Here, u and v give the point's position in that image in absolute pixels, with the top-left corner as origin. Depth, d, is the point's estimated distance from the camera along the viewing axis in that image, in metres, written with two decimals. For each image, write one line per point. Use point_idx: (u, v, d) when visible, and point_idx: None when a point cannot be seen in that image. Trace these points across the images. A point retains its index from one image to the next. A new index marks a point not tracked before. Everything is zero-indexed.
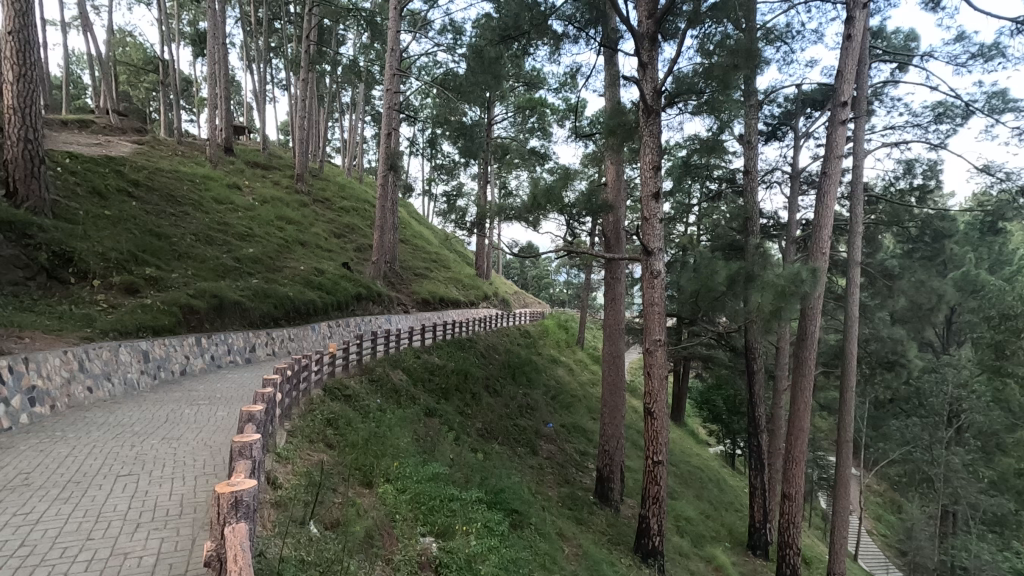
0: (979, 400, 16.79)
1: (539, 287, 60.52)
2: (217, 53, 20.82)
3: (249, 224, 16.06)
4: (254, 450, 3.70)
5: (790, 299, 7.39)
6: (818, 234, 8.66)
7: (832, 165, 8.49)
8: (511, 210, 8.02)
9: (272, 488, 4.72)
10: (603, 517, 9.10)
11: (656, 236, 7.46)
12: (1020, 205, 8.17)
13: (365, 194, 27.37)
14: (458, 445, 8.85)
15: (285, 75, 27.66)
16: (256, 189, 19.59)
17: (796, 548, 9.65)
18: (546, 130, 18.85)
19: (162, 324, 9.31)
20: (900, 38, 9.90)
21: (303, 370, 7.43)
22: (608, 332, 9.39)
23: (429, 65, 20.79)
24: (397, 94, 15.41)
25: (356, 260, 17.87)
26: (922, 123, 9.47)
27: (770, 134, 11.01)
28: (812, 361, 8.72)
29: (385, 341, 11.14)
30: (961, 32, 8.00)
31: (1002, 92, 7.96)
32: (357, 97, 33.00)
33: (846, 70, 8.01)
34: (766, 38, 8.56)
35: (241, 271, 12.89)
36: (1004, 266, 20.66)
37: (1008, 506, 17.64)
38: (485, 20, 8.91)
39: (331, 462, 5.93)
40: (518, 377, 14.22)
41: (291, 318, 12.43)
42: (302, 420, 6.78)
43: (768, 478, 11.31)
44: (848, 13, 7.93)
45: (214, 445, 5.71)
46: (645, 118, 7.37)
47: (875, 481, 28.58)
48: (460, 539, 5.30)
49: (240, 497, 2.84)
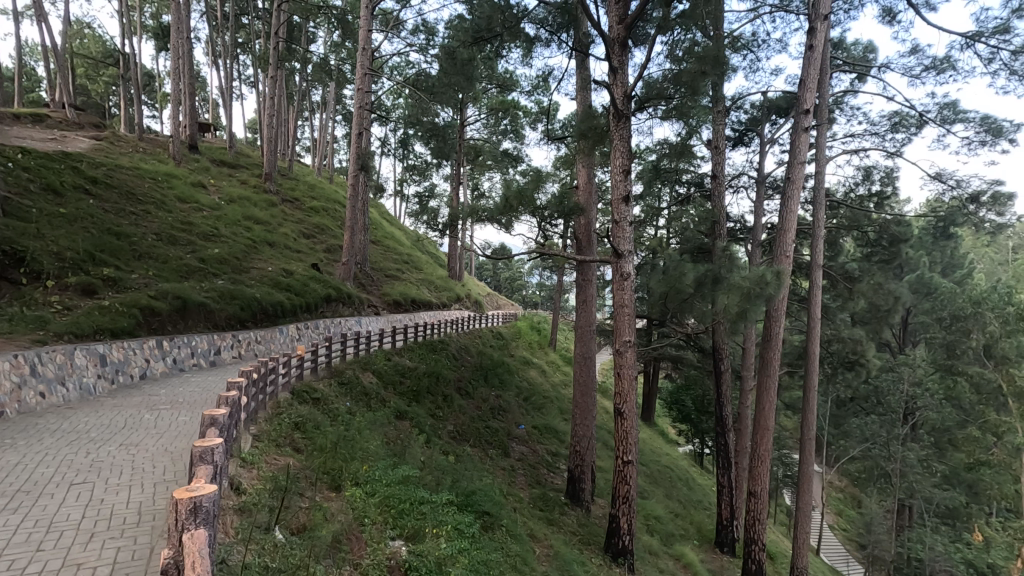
0: (933, 398, 17.44)
1: (513, 288, 60.80)
2: (181, 48, 20.16)
3: (215, 224, 15.66)
4: (216, 455, 3.60)
5: (755, 301, 7.56)
6: (782, 237, 8.89)
7: (796, 170, 8.72)
8: (483, 211, 8.04)
9: (235, 494, 4.61)
10: (574, 517, 9.17)
11: (627, 239, 7.52)
12: (969, 212, 8.54)
13: (335, 194, 26.99)
14: (429, 447, 8.80)
15: (253, 73, 27.07)
16: (222, 188, 19.06)
17: (761, 544, 9.84)
18: (519, 133, 18.94)
19: (122, 326, 9.00)
20: (860, 49, 10.28)
21: (270, 373, 7.28)
22: (580, 334, 9.41)
23: (402, 65, 20.68)
24: (368, 93, 15.20)
25: (326, 261, 17.61)
26: (879, 132, 9.84)
27: (737, 139, 11.28)
28: (777, 360, 8.91)
29: (356, 343, 10.98)
30: (915, 45, 8.33)
31: (953, 104, 8.34)
32: (327, 96, 32.51)
33: (808, 79, 8.26)
34: (733, 46, 8.78)
35: (206, 271, 12.55)
36: (956, 270, 21.56)
37: (960, 500, 18.38)
38: (457, 21, 8.89)
39: (298, 466, 5.84)
40: (491, 378, 14.23)
41: (258, 320, 12.12)
42: (269, 423, 6.65)
43: (735, 475, 11.51)
44: (810, 24, 8.23)
45: (176, 451, 5.54)
46: (616, 121, 7.48)
47: (836, 477, 29.57)
48: (431, 542, 5.26)
49: (199, 502, 2.76)
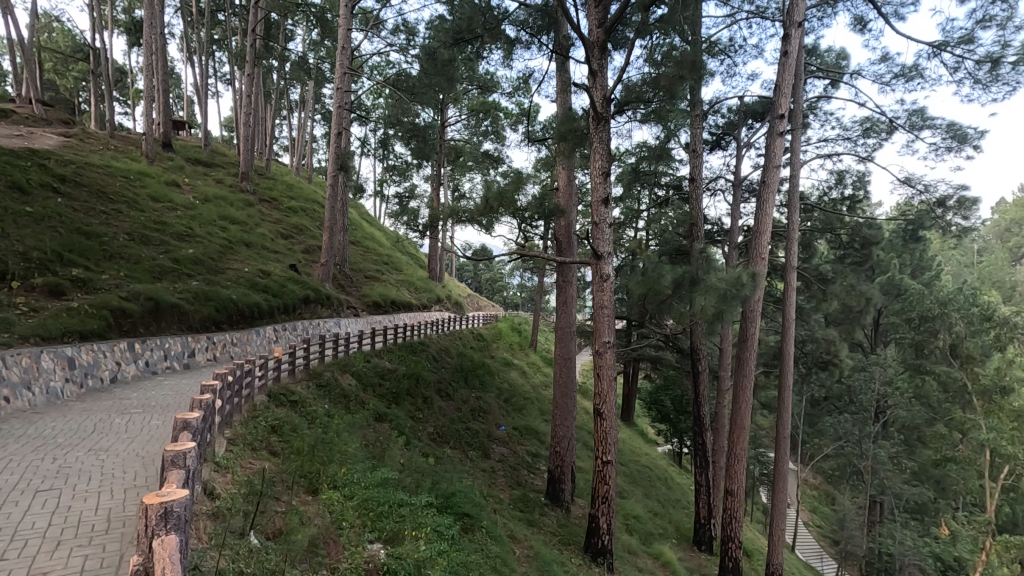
0: (903, 397, 17.92)
1: (493, 290, 60.95)
2: (154, 44, 19.71)
3: (189, 224, 15.33)
4: (188, 459, 3.53)
5: (732, 302, 7.68)
6: (757, 240, 9.04)
7: (770, 174, 8.89)
8: (464, 213, 8.03)
9: (208, 499, 4.53)
10: (554, 517, 9.19)
11: (606, 240, 7.57)
12: (937, 216, 8.81)
13: (314, 193, 26.68)
14: (409, 449, 8.74)
15: (229, 70, 26.66)
16: (196, 187, 18.69)
17: (738, 541, 9.96)
18: (500, 134, 18.97)
19: (92, 328, 8.76)
20: (833, 55, 10.54)
21: (246, 376, 7.16)
22: (560, 335, 9.43)
23: (382, 65, 20.57)
24: (347, 93, 15.06)
25: (304, 262, 17.39)
26: (852, 137, 10.10)
27: (714, 143, 11.47)
28: (753, 361, 9.05)
29: (335, 345, 10.86)
30: (885, 53, 8.58)
31: (921, 110, 8.59)
32: (306, 95, 32.17)
33: (783, 85, 8.43)
34: (710, 51, 8.94)
35: (180, 272, 12.29)
36: (924, 271, 22.22)
37: (928, 496, 18.89)
38: (438, 22, 8.88)
39: (274, 470, 5.76)
40: (471, 380, 14.20)
41: (234, 321, 11.89)
42: (244, 427, 6.53)
43: (713, 474, 11.69)
44: (785, 31, 8.38)
45: (147, 456, 5.42)
46: (595, 125, 7.53)
47: (811, 475, 30.21)
48: (409, 544, 5.21)
49: (169, 508, 2.71)
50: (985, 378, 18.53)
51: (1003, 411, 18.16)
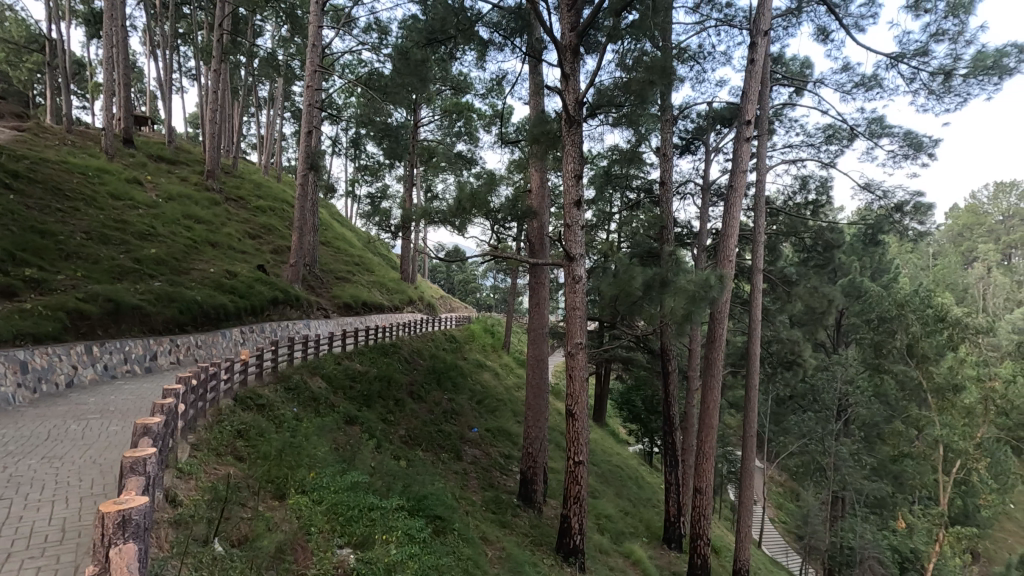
0: (863, 395, 18.53)
1: (466, 291, 60.94)
2: (115, 36, 19.06)
3: (151, 222, 14.86)
4: (147, 466, 3.42)
5: (700, 303, 7.83)
6: (725, 242, 9.23)
7: (738, 178, 9.10)
8: (437, 213, 7.98)
9: (169, 507, 4.39)
10: (526, 519, 9.21)
11: (578, 242, 7.64)
12: (895, 220, 9.18)
13: (283, 193, 26.17)
14: (380, 452, 8.64)
15: (195, 65, 25.95)
16: (159, 185, 18.15)
17: (706, 538, 10.13)
18: (473, 135, 18.96)
19: (46, 331, 8.41)
20: (797, 64, 10.87)
21: (211, 379, 6.97)
22: (532, 336, 9.46)
23: (354, 63, 20.32)
24: (318, 91, 14.82)
25: (272, 262, 17.04)
26: (815, 143, 10.44)
27: (684, 147, 11.70)
28: (721, 361, 9.23)
29: (304, 347, 10.68)
30: (846, 63, 8.89)
31: (880, 119, 8.93)
32: (276, 92, 31.62)
33: (749, 92, 8.63)
34: (680, 57, 9.13)
35: (141, 272, 11.89)
36: (883, 274, 23.11)
37: (887, 490, 19.59)
38: (411, 21, 8.82)
39: (239, 475, 5.62)
40: (444, 382, 14.10)
41: (198, 324, 11.56)
42: (209, 431, 6.35)
43: (682, 472, 11.88)
44: (751, 39, 8.60)
45: (105, 463, 5.22)
46: (568, 127, 7.59)
47: (776, 472, 31.02)
48: (380, 548, 5.16)
49: (128, 515, 2.63)
50: (939, 376, 18.67)
51: (955, 408, 18.47)
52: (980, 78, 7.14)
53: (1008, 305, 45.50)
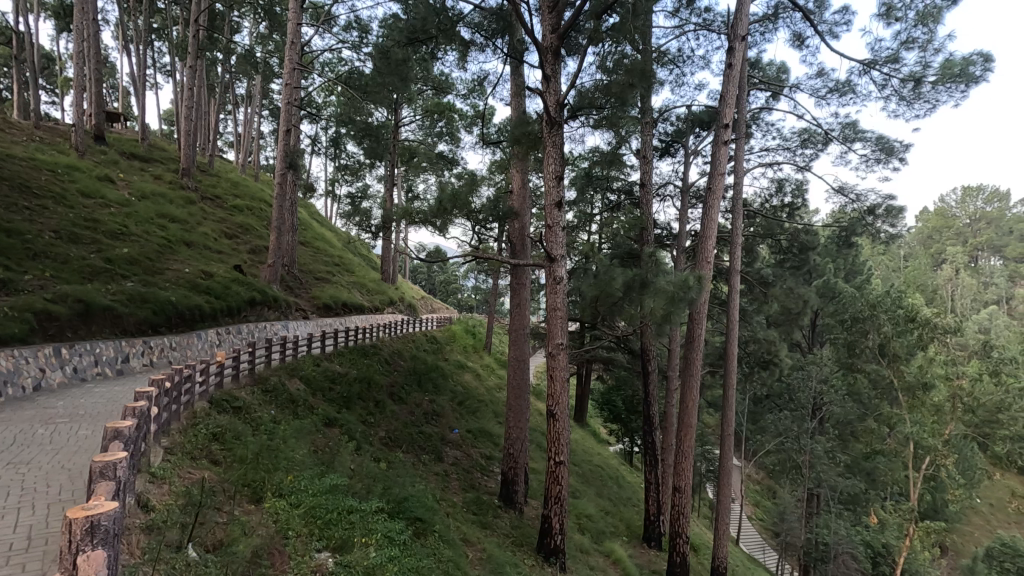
0: (837, 394, 18.94)
1: (448, 292, 60.77)
2: (87, 30, 18.57)
3: (124, 221, 14.52)
4: (118, 470, 3.35)
5: (679, 304, 7.92)
6: (704, 244, 9.35)
7: (716, 181, 9.22)
8: (418, 214, 7.93)
9: (141, 512, 4.30)
10: (507, 519, 9.21)
11: (559, 243, 7.66)
12: (867, 223, 9.38)
13: (261, 192, 25.77)
14: (360, 454, 8.56)
15: (170, 61, 25.44)
16: (132, 183, 17.74)
17: (685, 536, 10.23)
18: (455, 135, 18.92)
19: (12, 333, 8.16)
20: (774, 69, 11.07)
21: (185, 381, 6.83)
22: (514, 337, 9.44)
23: (334, 61, 20.09)
24: (297, 89, 14.63)
25: (250, 262, 16.77)
26: (791, 147, 10.64)
27: (664, 150, 11.83)
28: (699, 361, 9.33)
29: (282, 348, 10.54)
30: (821, 68, 9.09)
31: (853, 123, 9.14)
32: (253, 89, 31.15)
33: (727, 95, 8.77)
34: (660, 61, 9.25)
35: (113, 273, 11.60)
36: (856, 275, 23.69)
37: (860, 487, 20.04)
38: (392, 19, 8.76)
39: (214, 479, 5.51)
40: (425, 383, 14.01)
41: (173, 325, 11.32)
42: (183, 435, 6.21)
43: (662, 472, 11.99)
44: (729, 44, 8.74)
45: (74, 468, 5.08)
46: (549, 128, 7.61)
47: (754, 470, 31.52)
48: (359, 551, 5.12)
49: (97, 521, 2.57)
50: (909, 375, 18.92)
51: (925, 406, 19.01)
52: (948, 85, 7.35)
53: (974, 306, 46.95)
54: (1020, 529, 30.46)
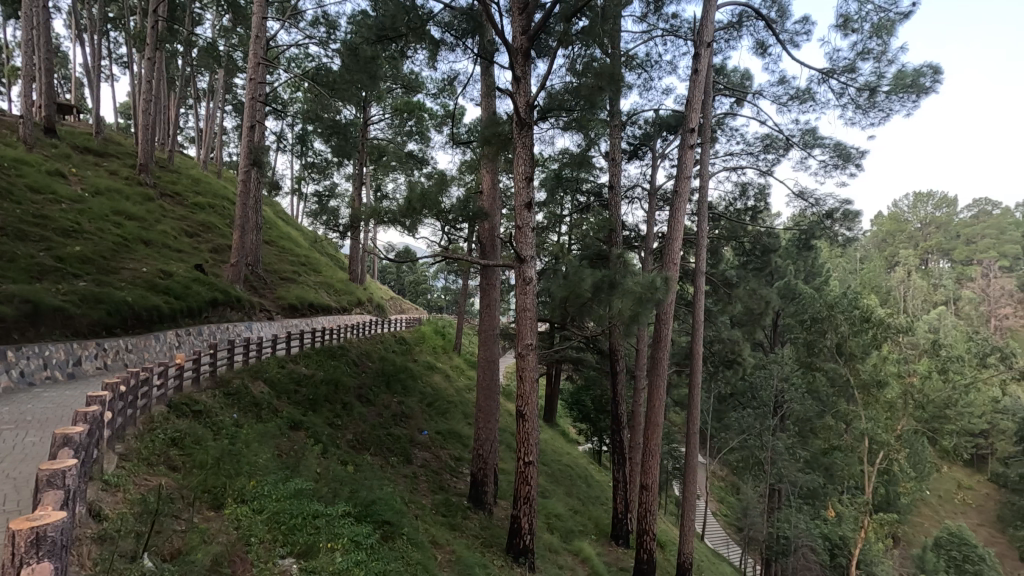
0: (797, 392, 19.55)
1: (417, 292, 60.33)
2: (36, 17, 17.68)
3: (76, 218, 13.90)
4: (67, 478, 3.20)
5: (647, 305, 8.03)
6: (670, 246, 9.51)
7: (682, 183, 9.40)
8: (386, 213, 7.83)
9: (93, 522, 4.12)
10: (477, 520, 9.18)
11: (529, 244, 7.68)
12: (826, 227, 9.70)
13: (223, 189, 25.04)
14: (326, 458, 8.40)
15: (126, 53, 24.50)
16: (85, 178, 17.00)
17: (652, 534, 10.36)
18: (425, 135, 18.78)
19: None
20: (738, 75, 11.36)
21: (142, 385, 6.59)
22: (484, 338, 9.40)
23: (301, 57, 19.70)
24: (262, 84, 14.28)
25: (212, 262, 16.28)
26: (754, 152, 10.94)
27: (632, 153, 12.00)
28: (666, 361, 9.48)
29: (245, 350, 10.25)
30: (782, 76, 9.38)
31: (812, 130, 9.45)
32: (216, 84, 30.27)
33: (693, 100, 8.95)
34: (629, 65, 9.39)
35: (63, 271, 11.08)
36: (815, 277, 24.56)
37: (818, 482, 20.72)
38: (360, 17, 8.64)
39: (172, 486, 5.34)
40: (393, 385, 13.85)
41: (129, 326, 10.90)
42: (139, 440, 5.99)
43: (630, 470, 12.14)
44: (695, 50, 8.92)
45: (19, 477, 4.84)
46: (519, 130, 7.64)
47: (718, 467, 32.27)
48: (324, 557, 5.02)
49: (42, 533, 2.46)
50: (864, 373, 19.67)
51: (879, 402, 19.63)
52: (901, 95, 7.66)
53: (925, 306, 49.14)
54: (966, 519, 32.02)
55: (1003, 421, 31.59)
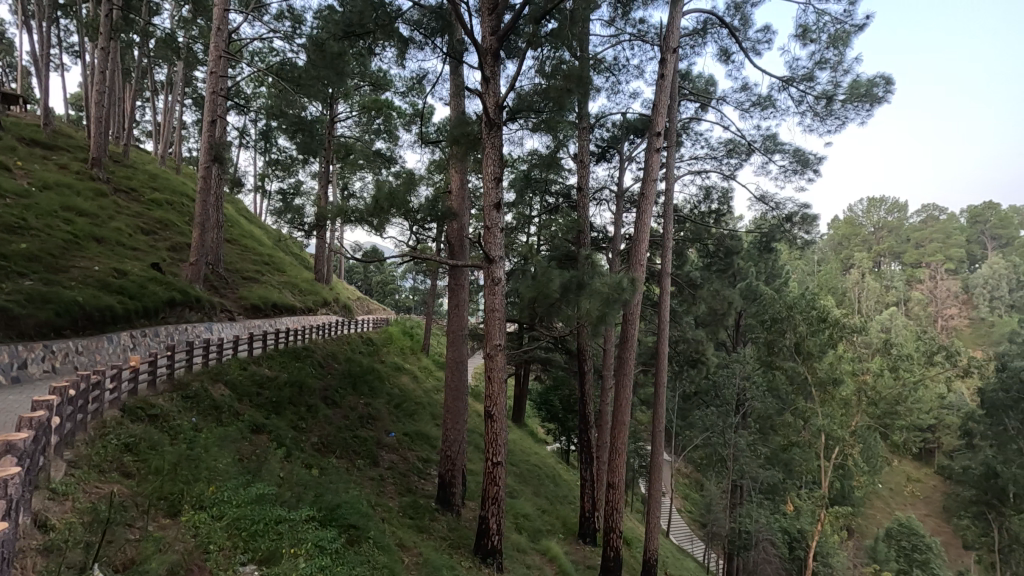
0: (758, 390, 20.13)
1: (384, 293, 59.67)
2: None
3: (21, 214, 13.22)
4: (8, 487, 3.03)
5: (613, 305, 8.14)
6: (636, 248, 9.66)
7: (649, 186, 9.55)
8: (353, 212, 7.70)
9: (39, 533, 3.93)
10: (444, 522, 9.12)
11: (497, 245, 7.68)
12: (786, 229, 9.99)
13: (183, 185, 24.23)
14: (289, 461, 8.21)
15: (78, 42, 23.42)
16: (32, 173, 16.18)
17: (619, 531, 10.48)
18: (393, 133, 18.57)
19: None
20: (703, 81, 11.63)
21: (93, 388, 6.31)
22: (451, 338, 9.34)
23: (265, 51, 19.20)
24: (223, 77, 13.87)
25: (169, 260, 15.72)
26: (718, 156, 11.20)
27: (600, 155, 12.14)
28: (632, 360, 9.62)
29: (205, 352, 9.93)
30: (744, 83, 9.64)
31: (773, 136, 9.74)
32: (174, 77, 29.24)
33: (660, 105, 9.12)
34: (597, 68, 9.49)
35: (8, 270, 10.53)
36: (775, 278, 25.32)
37: (778, 477, 21.33)
38: (327, 12, 8.49)
39: (125, 494, 5.13)
40: (360, 386, 13.64)
41: (79, 327, 10.42)
42: (91, 446, 5.73)
43: (597, 469, 12.26)
44: (662, 55, 9.08)
45: None
46: (488, 130, 7.63)
47: (683, 464, 32.94)
48: (286, 562, 4.90)
49: None
50: (821, 371, 20.09)
51: (834, 399, 20.15)
52: (855, 104, 7.96)
53: (878, 306, 51.32)
54: (914, 510, 33.54)
55: (948, 415, 33.19)
